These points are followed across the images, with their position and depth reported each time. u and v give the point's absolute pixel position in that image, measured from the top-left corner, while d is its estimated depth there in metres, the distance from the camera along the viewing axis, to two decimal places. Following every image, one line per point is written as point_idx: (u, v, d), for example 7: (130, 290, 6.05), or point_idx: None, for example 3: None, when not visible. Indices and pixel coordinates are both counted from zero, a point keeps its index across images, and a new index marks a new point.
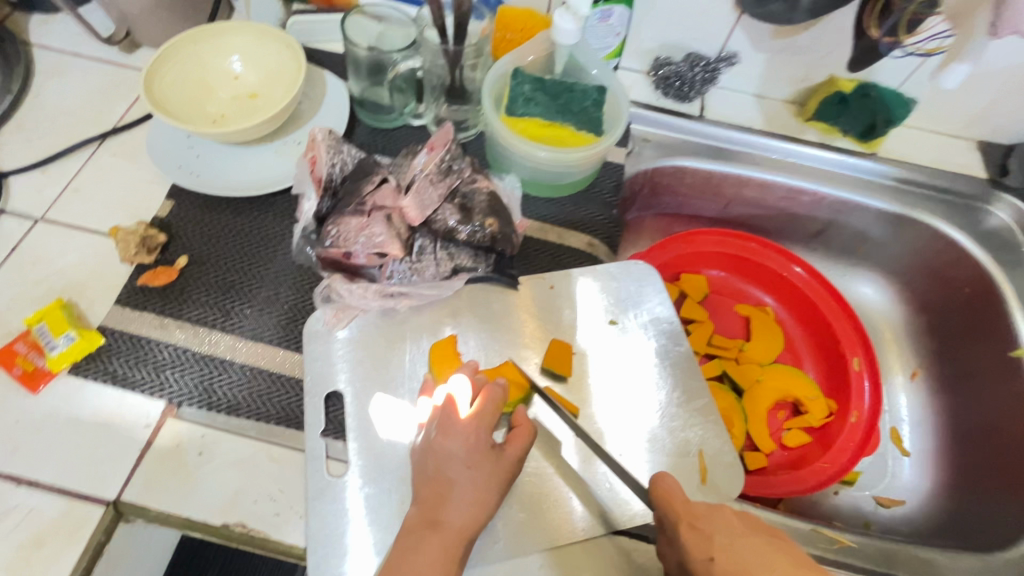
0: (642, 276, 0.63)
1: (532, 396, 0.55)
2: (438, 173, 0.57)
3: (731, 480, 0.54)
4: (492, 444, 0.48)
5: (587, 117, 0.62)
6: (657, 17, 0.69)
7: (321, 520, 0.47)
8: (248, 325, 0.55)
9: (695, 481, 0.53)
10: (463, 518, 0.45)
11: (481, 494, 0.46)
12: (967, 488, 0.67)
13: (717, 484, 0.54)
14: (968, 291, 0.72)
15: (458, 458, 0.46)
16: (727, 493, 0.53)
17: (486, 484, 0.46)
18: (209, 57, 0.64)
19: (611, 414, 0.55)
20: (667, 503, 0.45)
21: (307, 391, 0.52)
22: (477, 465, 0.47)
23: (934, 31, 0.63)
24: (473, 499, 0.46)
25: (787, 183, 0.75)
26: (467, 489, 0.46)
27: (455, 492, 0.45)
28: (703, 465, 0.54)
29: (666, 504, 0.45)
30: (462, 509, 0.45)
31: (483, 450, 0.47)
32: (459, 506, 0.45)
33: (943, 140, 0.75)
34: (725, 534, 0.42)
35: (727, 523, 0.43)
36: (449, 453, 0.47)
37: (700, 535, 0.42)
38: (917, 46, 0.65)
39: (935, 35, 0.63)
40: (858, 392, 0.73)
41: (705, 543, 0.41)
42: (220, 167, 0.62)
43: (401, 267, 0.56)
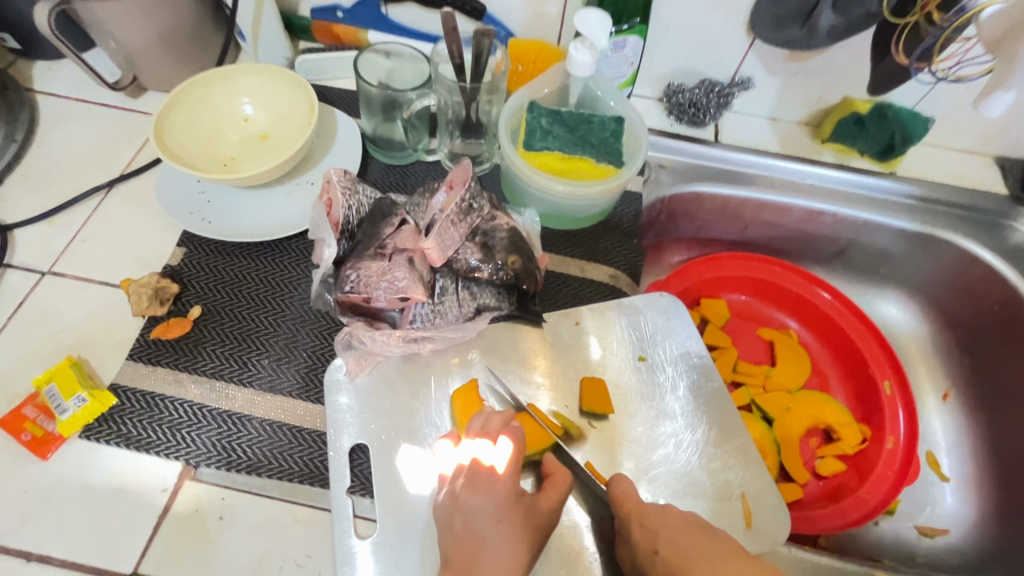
0: (665, 308, 0.61)
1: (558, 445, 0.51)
2: (459, 213, 0.55)
3: (779, 524, 0.51)
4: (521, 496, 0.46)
5: (606, 148, 0.61)
6: (669, 45, 0.69)
7: None
8: (267, 377, 0.53)
9: (741, 526, 0.51)
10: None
11: (516, 553, 0.43)
12: (1014, 513, 0.64)
13: (764, 528, 0.51)
14: (998, 309, 0.71)
15: (486, 512, 0.44)
16: (776, 538, 0.51)
17: (518, 538, 0.43)
18: (217, 99, 0.62)
19: (646, 457, 0.53)
20: (623, 507, 0.47)
21: (331, 446, 0.50)
22: (508, 521, 0.44)
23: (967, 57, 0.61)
24: (506, 561, 0.43)
25: (805, 206, 0.74)
26: (499, 545, 0.43)
27: (485, 553, 0.43)
28: (748, 509, 0.52)
29: (620, 506, 0.47)
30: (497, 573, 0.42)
31: (512, 500, 0.45)
32: (493, 567, 0.42)
33: (962, 157, 0.74)
34: (670, 532, 0.46)
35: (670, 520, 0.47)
36: (476, 510, 0.44)
37: (650, 531, 0.45)
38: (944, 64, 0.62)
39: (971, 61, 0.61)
40: (891, 416, 0.70)
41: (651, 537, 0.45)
42: (233, 211, 0.60)
43: (424, 310, 0.54)
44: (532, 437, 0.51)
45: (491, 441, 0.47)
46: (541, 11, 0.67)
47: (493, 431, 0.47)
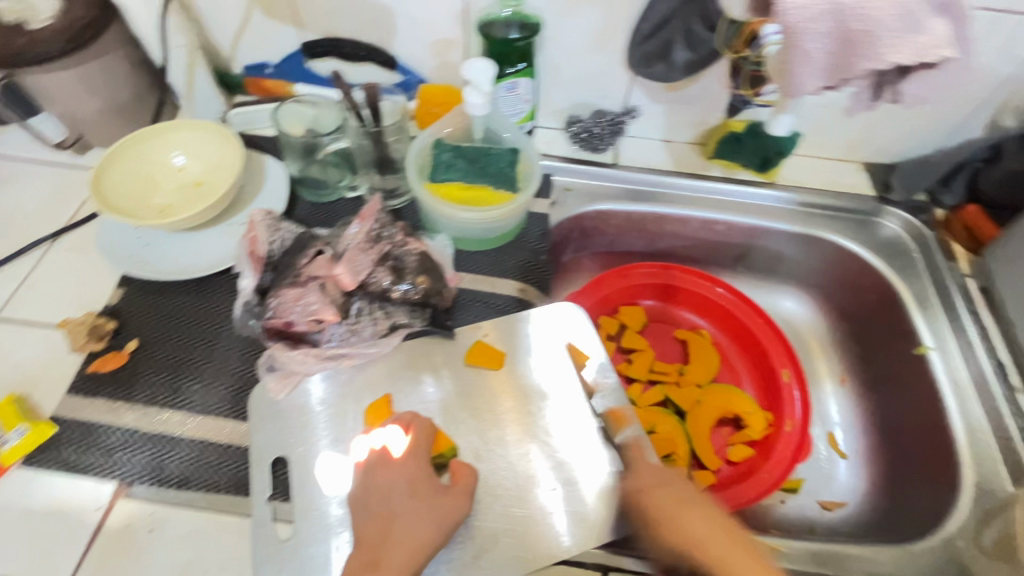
0: (570, 316, 0.67)
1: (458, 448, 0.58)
2: (368, 241, 0.63)
3: (665, 501, 0.57)
4: (433, 479, 0.52)
5: (502, 176, 0.69)
6: (562, 82, 0.78)
7: None
8: (197, 400, 0.58)
9: None
10: (402, 554, 0.47)
11: (424, 527, 0.49)
12: (897, 483, 0.70)
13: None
14: (876, 298, 0.79)
15: (400, 491, 0.51)
16: None
17: (427, 514, 0.49)
18: (153, 154, 0.69)
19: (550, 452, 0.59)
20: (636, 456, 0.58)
21: (253, 460, 0.55)
22: (419, 498, 0.50)
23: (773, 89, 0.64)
24: (414, 537, 0.48)
25: (699, 217, 0.82)
26: (410, 517, 0.49)
27: (395, 530, 0.48)
28: None
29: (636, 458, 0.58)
30: (401, 544, 0.48)
31: (423, 480, 0.52)
32: (400, 541, 0.48)
33: (835, 165, 0.83)
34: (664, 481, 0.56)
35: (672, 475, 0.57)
36: (391, 486, 0.51)
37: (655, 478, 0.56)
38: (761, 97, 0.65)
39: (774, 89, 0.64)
40: (789, 402, 0.77)
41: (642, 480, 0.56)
42: (169, 252, 0.66)
43: (340, 329, 0.60)
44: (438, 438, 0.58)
45: (401, 430, 0.55)
46: (447, 60, 0.76)
47: (405, 422, 0.56)
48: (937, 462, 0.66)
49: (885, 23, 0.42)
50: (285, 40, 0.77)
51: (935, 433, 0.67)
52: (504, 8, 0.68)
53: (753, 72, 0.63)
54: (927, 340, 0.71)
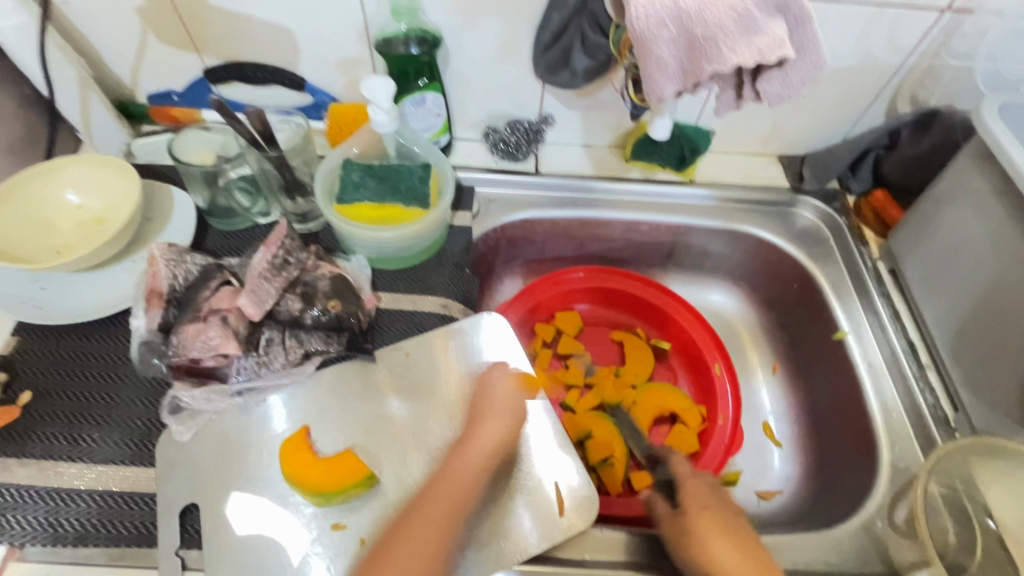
0: (498, 329, 0.67)
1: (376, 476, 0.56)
2: (272, 268, 0.61)
3: (588, 505, 0.57)
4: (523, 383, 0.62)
5: (414, 193, 0.67)
6: (474, 94, 0.78)
7: None
8: (96, 450, 0.55)
9: (555, 515, 0.56)
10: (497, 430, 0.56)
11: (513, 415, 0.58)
12: (824, 466, 0.71)
13: (576, 512, 0.56)
14: (797, 286, 0.80)
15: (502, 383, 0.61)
16: (585, 520, 0.56)
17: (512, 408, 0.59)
18: (48, 194, 0.66)
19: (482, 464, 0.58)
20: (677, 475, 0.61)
21: (159, 508, 0.52)
22: (509, 397, 0.59)
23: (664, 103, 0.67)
24: (501, 426, 0.57)
25: (623, 219, 0.83)
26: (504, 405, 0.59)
27: (484, 418, 0.57)
28: (560, 496, 0.57)
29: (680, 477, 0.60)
30: (493, 429, 0.56)
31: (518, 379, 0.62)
32: (492, 426, 0.57)
33: (750, 159, 0.85)
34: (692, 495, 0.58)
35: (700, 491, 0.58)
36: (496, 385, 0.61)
37: (699, 499, 0.57)
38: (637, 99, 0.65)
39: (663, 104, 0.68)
40: (722, 395, 0.78)
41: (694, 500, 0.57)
42: (67, 294, 0.63)
43: (249, 362, 0.58)
44: (354, 470, 0.55)
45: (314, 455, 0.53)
46: (355, 78, 0.76)
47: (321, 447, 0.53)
48: (859, 442, 0.67)
49: (728, 29, 0.44)
50: (185, 67, 0.75)
51: (855, 415, 0.68)
52: (398, 23, 0.68)
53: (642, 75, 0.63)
54: (843, 324, 0.73)
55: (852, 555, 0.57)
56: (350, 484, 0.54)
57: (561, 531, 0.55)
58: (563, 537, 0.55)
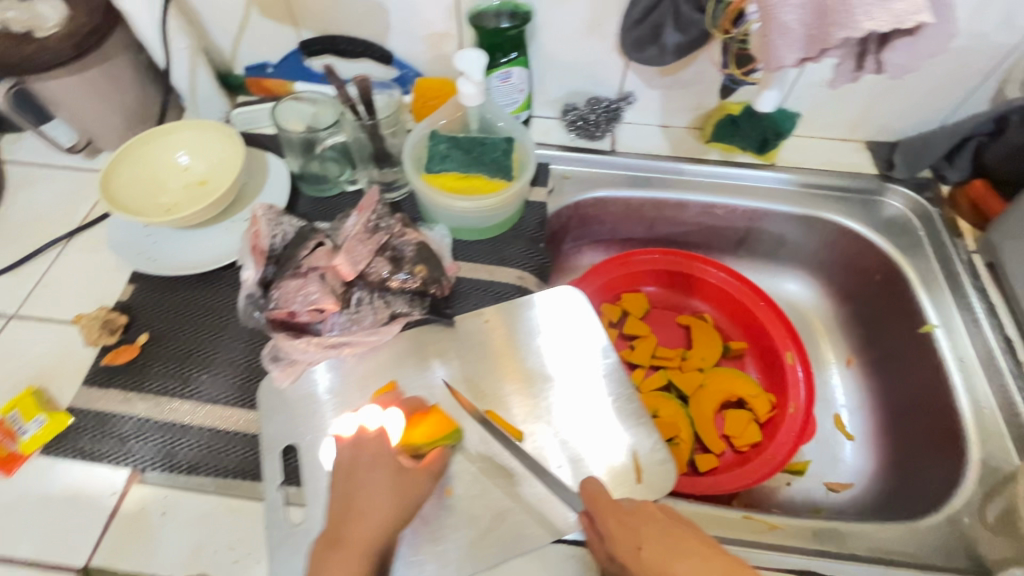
0: (575, 298, 0.68)
1: (459, 432, 0.58)
2: (366, 232, 0.64)
3: (665, 474, 0.58)
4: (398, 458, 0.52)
5: (498, 165, 0.69)
6: (557, 71, 0.78)
7: (287, 567, 0.51)
8: (205, 390, 0.60)
9: (632, 479, 0.58)
10: (368, 526, 0.48)
11: (386, 505, 0.49)
12: (900, 461, 0.69)
13: (651, 481, 0.58)
14: (880, 277, 0.78)
15: (371, 466, 0.50)
16: (663, 487, 0.57)
17: (389, 495, 0.49)
18: (160, 155, 0.71)
19: (566, 419, 0.61)
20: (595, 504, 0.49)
21: (264, 447, 0.56)
22: (380, 477, 0.50)
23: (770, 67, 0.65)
24: (378, 511, 0.48)
25: (697, 201, 0.82)
26: (378, 491, 0.49)
27: (360, 508, 0.48)
28: (637, 465, 0.58)
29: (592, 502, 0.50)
30: (365, 523, 0.48)
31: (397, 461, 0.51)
32: (369, 515, 0.48)
33: (836, 145, 0.82)
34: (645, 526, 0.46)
35: (651, 515, 0.47)
36: (367, 466, 0.50)
37: (631, 533, 0.46)
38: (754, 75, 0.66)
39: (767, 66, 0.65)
40: (794, 384, 0.76)
41: (632, 537, 0.46)
42: (176, 248, 0.68)
43: (341, 319, 0.62)
44: (439, 426, 0.57)
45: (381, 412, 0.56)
46: (442, 53, 0.78)
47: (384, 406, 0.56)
48: (942, 438, 0.65)
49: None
50: (284, 40, 0.79)
51: (939, 411, 0.66)
52: None
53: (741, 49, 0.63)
54: (932, 318, 0.70)
55: (938, 551, 0.55)
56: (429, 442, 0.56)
57: (637, 495, 0.57)
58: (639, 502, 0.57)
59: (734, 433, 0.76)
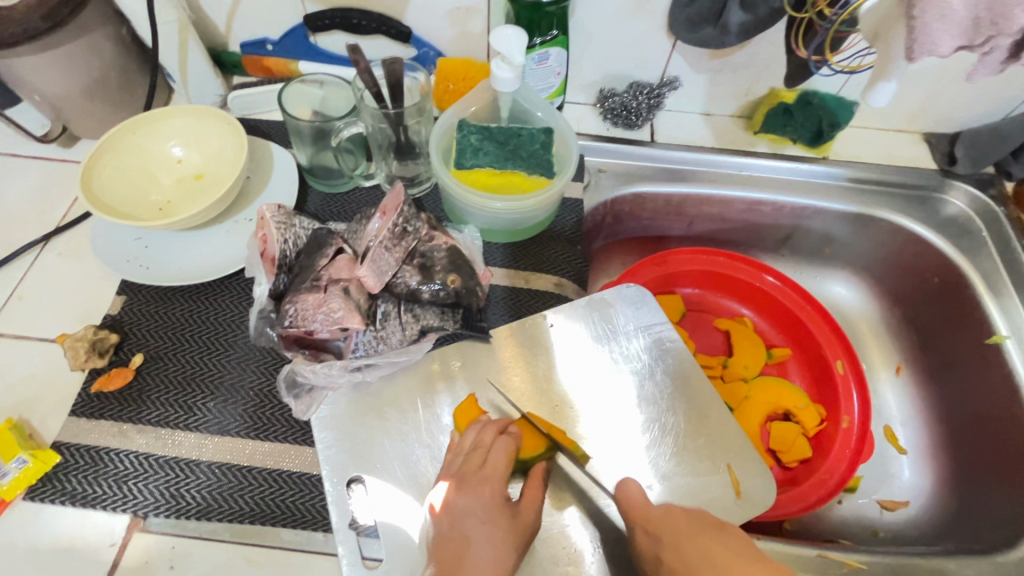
0: (629, 300, 0.63)
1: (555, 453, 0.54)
2: (392, 237, 0.56)
3: (765, 488, 0.54)
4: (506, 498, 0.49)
5: (537, 160, 0.62)
6: (595, 51, 0.70)
7: None
8: (212, 420, 0.53)
9: (731, 497, 0.54)
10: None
11: (498, 553, 0.45)
12: (964, 481, 0.65)
13: (752, 495, 0.54)
14: (937, 281, 0.73)
15: (475, 514, 0.47)
16: (763, 501, 0.54)
17: (504, 541, 0.46)
18: (148, 145, 0.62)
19: (619, 443, 0.55)
20: (629, 512, 0.48)
21: (327, 485, 0.50)
22: (490, 522, 0.47)
23: (858, 47, 0.60)
24: (492, 557, 0.45)
25: (744, 198, 0.76)
26: (485, 540, 0.45)
27: (469, 555, 0.44)
28: (735, 478, 0.55)
29: (627, 509, 0.48)
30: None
31: (499, 503, 0.48)
32: (480, 563, 0.44)
33: (890, 136, 0.76)
34: (673, 533, 0.45)
35: (673, 518, 0.47)
36: (467, 511, 0.47)
37: (652, 540, 0.45)
38: (843, 64, 0.62)
39: (860, 52, 0.61)
40: (846, 395, 0.72)
41: (654, 543, 0.45)
42: (172, 254, 0.60)
43: (366, 337, 0.54)
44: (530, 446, 0.53)
45: (480, 451, 0.50)
46: (466, 30, 0.69)
47: (485, 442, 0.51)
48: (1020, 466, 0.61)
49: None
50: (286, 13, 0.69)
51: (1015, 432, 0.62)
52: None
53: (838, 34, 0.55)
54: (1001, 328, 0.65)
55: None
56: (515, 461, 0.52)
57: (741, 514, 0.53)
58: (741, 520, 0.53)
59: (782, 448, 0.71)
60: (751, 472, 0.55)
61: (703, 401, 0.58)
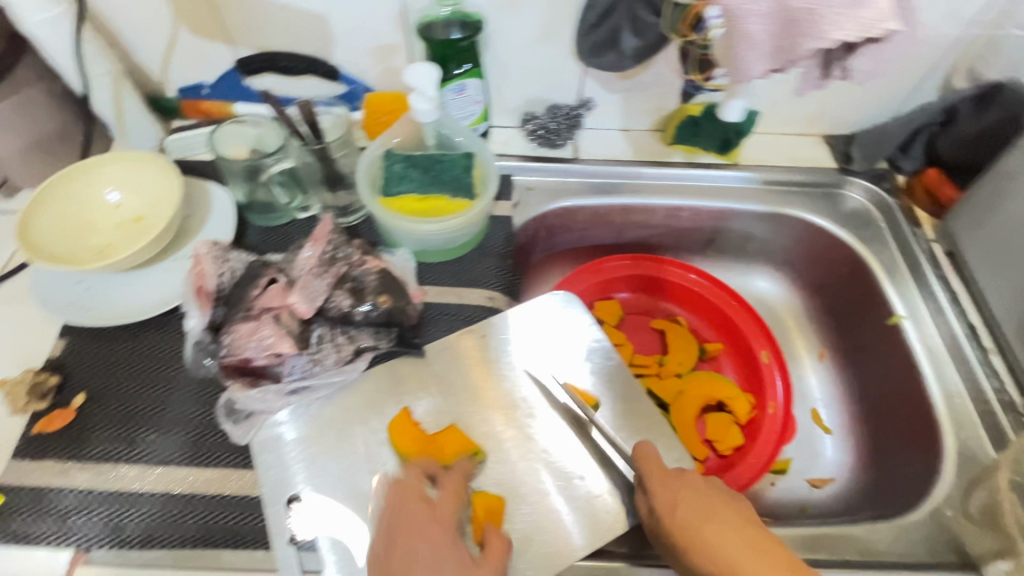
0: (561, 305, 0.66)
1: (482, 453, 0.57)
2: (322, 264, 0.60)
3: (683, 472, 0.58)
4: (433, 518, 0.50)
5: (459, 184, 0.66)
6: (513, 79, 0.76)
7: None
8: (154, 451, 0.55)
9: None
10: None
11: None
12: (880, 455, 0.70)
13: None
14: (846, 270, 0.78)
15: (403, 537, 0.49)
16: None
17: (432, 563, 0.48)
18: (86, 193, 0.65)
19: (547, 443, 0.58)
20: (646, 466, 0.54)
21: (266, 504, 0.52)
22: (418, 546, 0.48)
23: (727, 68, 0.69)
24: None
25: (664, 205, 0.81)
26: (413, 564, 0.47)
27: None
28: None
29: (644, 466, 0.54)
30: None
31: (427, 525, 0.50)
32: None
33: (795, 140, 0.82)
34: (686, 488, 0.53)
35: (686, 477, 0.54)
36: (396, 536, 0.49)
37: (669, 492, 0.52)
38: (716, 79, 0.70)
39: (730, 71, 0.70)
40: (771, 383, 0.76)
41: (671, 496, 0.52)
42: (111, 295, 0.62)
43: (302, 361, 0.57)
44: (458, 449, 0.56)
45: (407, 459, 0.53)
46: (391, 67, 0.74)
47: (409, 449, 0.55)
48: (920, 432, 0.65)
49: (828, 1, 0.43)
50: (217, 59, 0.73)
51: (914, 404, 0.67)
52: (441, 8, 0.65)
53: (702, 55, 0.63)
54: (898, 309, 0.70)
55: (920, 545, 0.56)
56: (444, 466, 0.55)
57: None
58: None
59: (717, 437, 0.75)
60: (673, 459, 0.59)
61: (628, 397, 0.62)
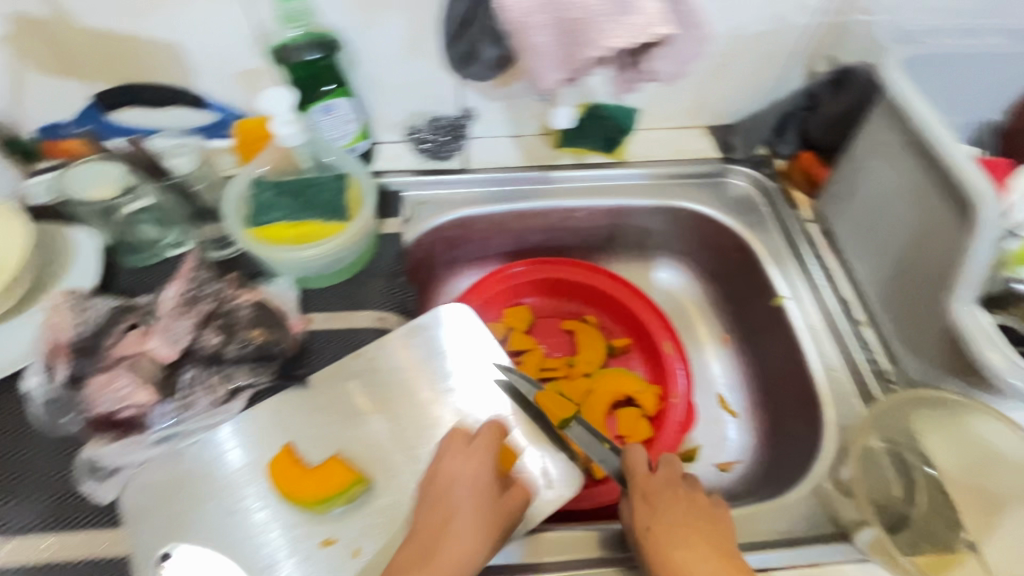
0: (462, 320, 0.65)
1: (366, 480, 0.55)
2: (183, 305, 0.58)
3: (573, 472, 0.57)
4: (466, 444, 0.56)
5: (331, 206, 0.65)
6: (389, 94, 0.75)
7: None
8: (11, 521, 0.51)
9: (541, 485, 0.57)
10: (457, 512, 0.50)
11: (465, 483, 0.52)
12: (777, 432, 0.72)
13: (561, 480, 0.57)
14: (735, 256, 0.80)
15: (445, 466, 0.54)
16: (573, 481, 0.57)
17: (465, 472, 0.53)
18: None
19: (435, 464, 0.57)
20: (635, 478, 0.57)
21: (137, 562, 0.50)
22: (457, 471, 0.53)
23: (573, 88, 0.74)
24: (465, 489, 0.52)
25: (558, 208, 0.81)
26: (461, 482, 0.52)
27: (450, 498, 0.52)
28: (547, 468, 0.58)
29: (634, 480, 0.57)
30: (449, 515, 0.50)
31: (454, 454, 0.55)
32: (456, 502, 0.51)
33: (680, 133, 0.84)
34: (669, 504, 0.54)
35: (672, 497, 0.54)
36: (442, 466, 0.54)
37: (646, 513, 0.53)
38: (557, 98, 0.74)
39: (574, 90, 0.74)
40: (672, 374, 0.78)
41: (648, 516, 0.52)
42: None
43: (170, 406, 0.56)
44: (340, 481, 0.54)
45: None
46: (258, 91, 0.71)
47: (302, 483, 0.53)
48: (805, 407, 0.67)
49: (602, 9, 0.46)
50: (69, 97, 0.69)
51: (798, 380, 0.69)
52: (293, 29, 0.64)
53: None
54: (780, 291, 0.73)
55: (803, 519, 0.58)
56: (325, 497, 0.53)
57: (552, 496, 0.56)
58: (553, 507, 0.56)
59: (627, 432, 0.76)
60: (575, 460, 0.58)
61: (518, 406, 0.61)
